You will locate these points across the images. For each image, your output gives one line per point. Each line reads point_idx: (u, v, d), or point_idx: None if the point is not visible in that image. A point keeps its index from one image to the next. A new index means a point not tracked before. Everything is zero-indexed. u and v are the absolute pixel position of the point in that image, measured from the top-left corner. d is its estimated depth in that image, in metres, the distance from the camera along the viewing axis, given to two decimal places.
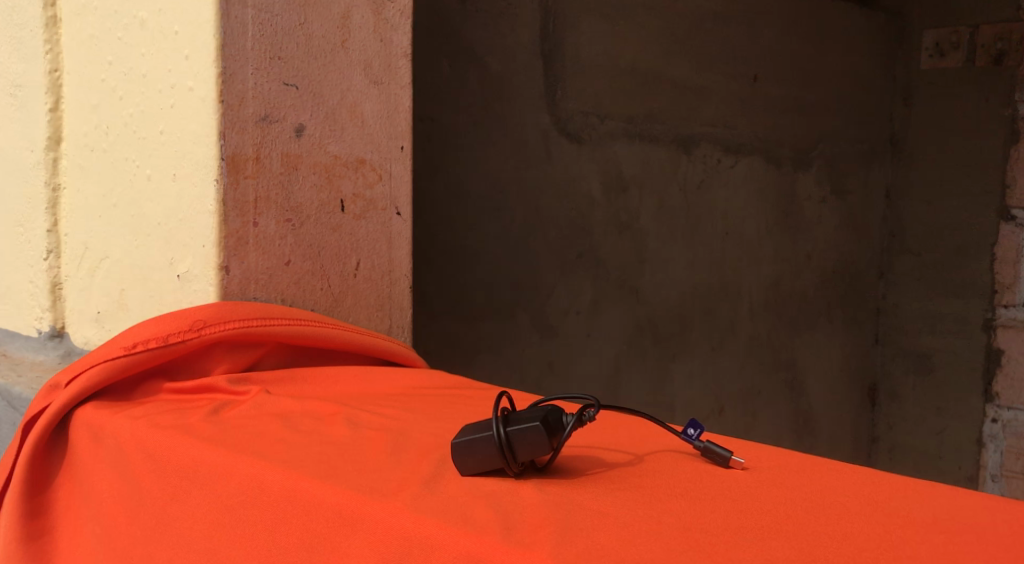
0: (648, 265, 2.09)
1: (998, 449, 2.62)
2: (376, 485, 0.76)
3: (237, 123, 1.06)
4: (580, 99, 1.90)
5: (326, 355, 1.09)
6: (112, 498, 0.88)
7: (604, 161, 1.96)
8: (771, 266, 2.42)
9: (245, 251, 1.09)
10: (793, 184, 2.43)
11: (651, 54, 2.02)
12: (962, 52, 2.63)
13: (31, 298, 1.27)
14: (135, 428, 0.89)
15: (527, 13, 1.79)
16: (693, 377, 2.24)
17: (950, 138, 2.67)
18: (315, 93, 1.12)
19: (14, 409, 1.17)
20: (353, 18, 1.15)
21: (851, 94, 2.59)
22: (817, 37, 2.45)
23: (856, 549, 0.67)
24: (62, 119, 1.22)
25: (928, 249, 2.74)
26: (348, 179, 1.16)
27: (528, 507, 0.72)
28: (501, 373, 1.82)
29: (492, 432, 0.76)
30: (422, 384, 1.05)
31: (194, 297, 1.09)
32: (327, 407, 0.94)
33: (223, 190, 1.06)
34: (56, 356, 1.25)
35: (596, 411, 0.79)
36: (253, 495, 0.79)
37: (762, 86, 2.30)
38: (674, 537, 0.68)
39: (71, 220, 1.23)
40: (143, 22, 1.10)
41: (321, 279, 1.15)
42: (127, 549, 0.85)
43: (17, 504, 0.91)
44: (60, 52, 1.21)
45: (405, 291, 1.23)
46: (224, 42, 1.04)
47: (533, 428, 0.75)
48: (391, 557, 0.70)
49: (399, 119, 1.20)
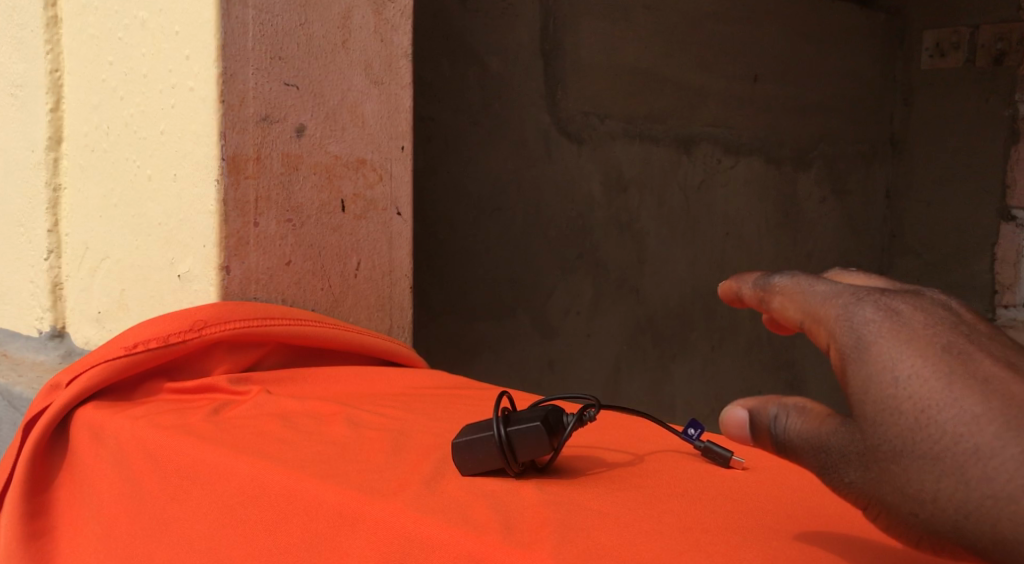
0: (648, 265, 2.09)
1: None
2: (378, 485, 0.76)
3: (237, 123, 1.06)
4: (581, 99, 1.90)
5: (326, 355, 1.09)
6: (112, 498, 0.88)
7: (604, 162, 1.96)
8: (771, 267, 2.42)
9: (245, 252, 1.08)
10: (793, 183, 2.44)
11: (652, 54, 2.02)
12: (962, 52, 2.64)
13: (31, 298, 1.27)
14: (135, 428, 0.89)
15: (528, 13, 1.79)
16: (693, 377, 2.24)
17: (950, 139, 2.68)
18: (315, 94, 1.13)
19: (14, 409, 1.17)
20: (353, 18, 1.15)
21: (850, 94, 2.59)
22: (817, 36, 2.45)
23: (857, 549, 0.67)
24: (62, 119, 1.22)
25: (928, 250, 2.74)
26: (348, 179, 1.17)
27: (528, 507, 0.72)
28: (501, 373, 1.82)
29: (492, 433, 0.76)
30: (422, 384, 1.06)
31: (194, 297, 1.09)
32: (328, 407, 0.94)
33: (223, 190, 1.06)
34: (56, 355, 1.25)
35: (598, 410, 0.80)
36: (253, 495, 0.79)
37: (762, 86, 2.30)
38: (674, 536, 0.68)
39: (72, 220, 1.23)
40: (143, 22, 1.10)
41: (321, 279, 1.15)
42: (127, 550, 0.85)
43: (17, 505, 0.90)
44: (60, 52, 1.21)
45: (405, 291, 1.23)
46: (224, 42, 1.04)
47: (531, 429, 0.75)
48: (392, 557, 0.70)
49: (399, 119, 1.20)
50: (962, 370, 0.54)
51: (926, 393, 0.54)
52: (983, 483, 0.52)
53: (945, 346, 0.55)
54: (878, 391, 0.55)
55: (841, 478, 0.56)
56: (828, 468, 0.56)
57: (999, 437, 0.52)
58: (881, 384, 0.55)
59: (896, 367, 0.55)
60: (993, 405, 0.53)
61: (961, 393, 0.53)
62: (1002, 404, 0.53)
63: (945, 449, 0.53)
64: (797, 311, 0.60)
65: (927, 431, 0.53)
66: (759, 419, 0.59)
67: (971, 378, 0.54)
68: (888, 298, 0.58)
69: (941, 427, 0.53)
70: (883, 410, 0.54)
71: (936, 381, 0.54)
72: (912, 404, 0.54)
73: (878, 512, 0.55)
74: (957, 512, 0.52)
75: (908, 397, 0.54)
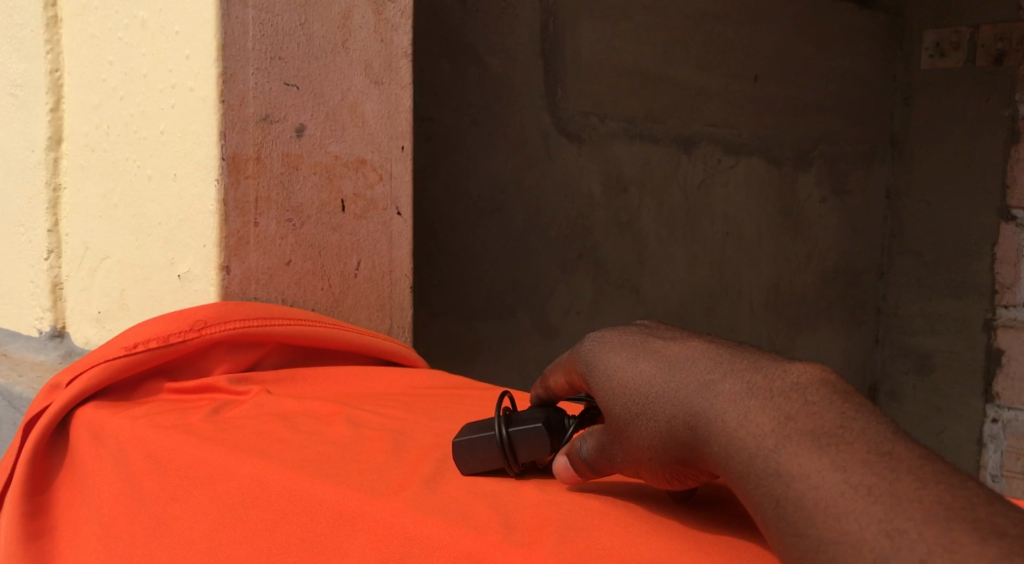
0: (648, 265, 2.09)
1: (998, 449, 2.59)
2: (377, 485, 0.76)
3: (237, 123, 1.06)
4: (581, 99, 1.90)
5: (325, 355, 1.09)
6: (112, 498, 0.88)
7: (604, 162, 1.96)
8: (771, 267, 2.42)
9: (245, 251, 1.08)
10: (794, 183, 2.43)
11: (652, 54, 2.02)
12: (962, 52, 2.63)
13: (31, 298, 1.28)
14: (135, 428, 0.89)
15: (527, 12, 1.79)
16: None
17: (950, 138, 2.68)
18: (315, 94, 1.13)
19: (14, 409, 1.17)
20: (353, 18, 1.15)
21: (851, 94, 2.59)
22: (818, 36, 2.45)
23: None
24: (62, 119, 1.22)
25: (928, 250, 2.75)
26: (348, 179, 1.17)
27: (528, 507, 0.72)
28: (501, 374, 1.83)
29: (493, 433, 0.76)
30: (422, 384, 1.06)
31: (194, 297, 1.09)
32: (328, 407, 0.94)
33: (223, 190, 1.06)
34: (56, 355, 1.25)
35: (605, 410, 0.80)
36: (254, 495, 0.79)
37: (762, 86, 2.30)
38: (673, 537, 0.68)
39: (72, 219, 1.23)
40: (144, 22, 1.10)
41: (321, 279, 1.15)
42: (126, 550, 0.84)
43: (17, 504, 0.90)
44: (60, 53, 1.21)
45: (405, 291, 1.23)
46: (224, 42, 1.04)
47: (532, 433, 0.76)
48: (391, 557, 0.70)
49: (399, 119, 1.20)
50: (643, 349, 0.71)
51: (620, 371, 0.70)
52: (666, 418, 0.66)
53: (633, 340, 0.72)
54: (597, 384, 0.71)
55: (600, 450, 0.71)
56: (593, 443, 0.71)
57: (667, 379, 0.67)
58: (597, 379, 0.72)
59: (602, 363, 0.72)
60: (661, 362, 0.68)
61: (646, 362, 0.69)
62: (667, 360, 0.68)
63: (634, 403, 0.68)
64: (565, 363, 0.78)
65: (628, 400, 0.68)
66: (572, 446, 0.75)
67: (649, 353, 0.70)
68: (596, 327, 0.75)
69: (632, 387, 0.68)
70: (601, 394, 0.71)
71: (625, 360, 0.70)
72: (612, 381, 0.70)
73: (632, 469, 0.69)
74: (661, 444, 0.66)
75: (610, 380, 0.70)
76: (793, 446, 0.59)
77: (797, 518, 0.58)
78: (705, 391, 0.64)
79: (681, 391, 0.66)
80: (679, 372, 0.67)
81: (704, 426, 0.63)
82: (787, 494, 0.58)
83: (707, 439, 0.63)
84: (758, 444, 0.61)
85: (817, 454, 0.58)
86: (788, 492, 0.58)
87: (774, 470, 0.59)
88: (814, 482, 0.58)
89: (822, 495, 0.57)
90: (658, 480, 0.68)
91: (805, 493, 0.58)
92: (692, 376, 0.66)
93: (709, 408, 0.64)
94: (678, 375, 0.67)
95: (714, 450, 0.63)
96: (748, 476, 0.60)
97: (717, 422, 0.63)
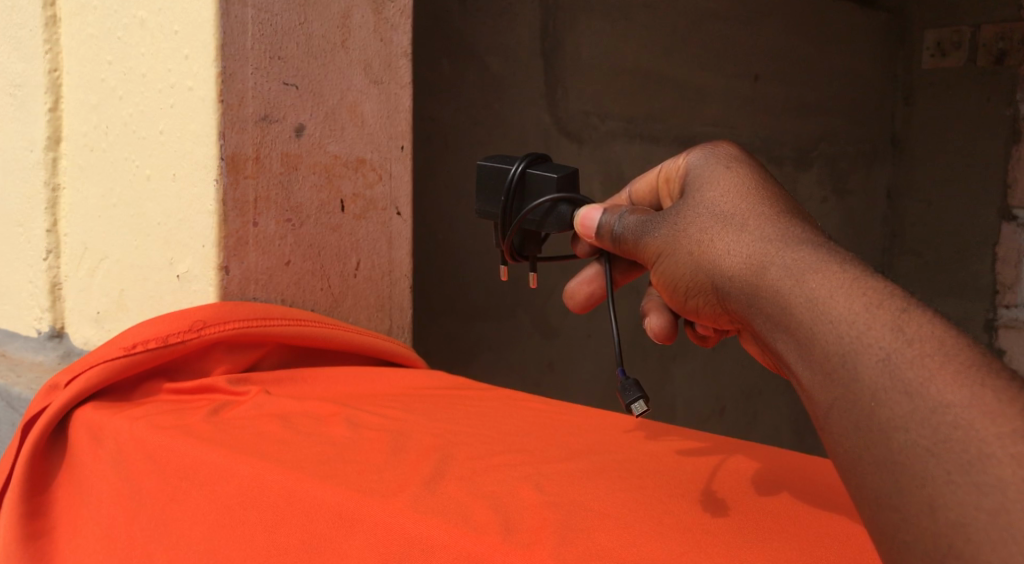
0: None
1: None
2: (378, 485, 0.76)
3: (237, 122, 1.06)
4: (581, 99, 1.90)
5: (325, 355, 1.09)
6: (110, 499, 0.87)
7: (604, 162, 1.96)
8: None
9: (245, 251, 1.08)
10: (794, 183, 2.43)
11: (652, 53, 2.02)
12: (963, 52, 2.62)
13: (31, 298, 1.27)
14: (134, 429, 0.89)
15: (528, 12, 1.78)
16: (693, 377, 2.28)
17: (949, 138, 2.69)
18: (314, 93, 1.12)
19: (14, 409, 1.17)
20: (353, 17, 1.15)
21: (850, 94, 2.59)
22: (818, 36, 2.44)
23: (859, 549, 0.68)
24: (61, 119, 1.22)
25: (928, 249, 2.77)
26: (348, 179, 1.17)
27: (529, 507, 0.72)
28: (501, 373, 1.84)
29: (518, 159, 0.88)
30: (422, 384, 1.05)
31: (194, 297, 1.09)
32: (328, 408, 0.94)
33: (223, 190, 1.05)
34: (56, 356, 1.25)
35: (623, 285, 0.85)
36: (254, 495, 0.78)
37: (762, 85, 2.30)
38: (676, 537, 0.68)
39: (71, 219, 1.23)
40: (143, 21, 1.10)
41: (321, 279, 1.15)
42: (126, 551, 0.83)
43: (17, 503, 0.89)
44: (60, 52, 1.20)
45: (405, 291, 1.24)
46: (224, 42, 1.03)
47: (553, 166, 0.87)
48: (391, 557, 0.70)
49: (399, 119, 1.21)
50: (767, 187, 0.71)
51: (736, 181, 0.71)
52: (756, 241, 0.67)
53: (756, 165, 0.73)
54: (703, 185, 0.72)
55: (640, 235, 0.75)
56: (640, 220, 0.76)
57: (780, 219, 0.68)
58: (705, 190, 0.72)
59: (719, 169, 0.73)
60: (782, 208, 0.69)
61: (762, 198, 0.70)
62: (792, 212, 0.69)
63: (728, 219, 0.69)
64: (668, 169, 0.78)
65: (723, 213, 0.70)
66: (610, 224, 0.79)
67: (770, 193, 0.70)
68: (719, 140, 0.77)
69: (739, 200, 0.70)
70: (703, 194, 0.72)
71: (746, 175, 0.71)
72: (723, 189, 0.71)
73: (662, 263, 0.73)
74: (732, 255, 0.67)
75: (723, 185, 0.71)
76: (915, 321, 0.59)
77: (905, 378, 0.58)
78: (823, 243, 0.65)
79: (795, 224, 0.67)
80: (792, 222, 0.68)
81: (806, 253, 0.64)
82: (899, 355, 0.58)
83: (802, 267, 0.64)
84: (878, 302, 0.60)
85: (945, 334, 0.58)
86: (901, 354, 0.58)
87: (888, 329, 0.59)
88: (937, 355, 0.58)
89: (951, 367, 0.57)
90: (679, 284, 0.72)
91: (924, 360, 0.58)
92: (806, 223, 0.68)
93: (822, 247, 0.65)
94: (794, 222, 0.67)
95: (806, 280, 0.63)
96: (859, 305, 0.60)
97: (829, 263, 0.63)
